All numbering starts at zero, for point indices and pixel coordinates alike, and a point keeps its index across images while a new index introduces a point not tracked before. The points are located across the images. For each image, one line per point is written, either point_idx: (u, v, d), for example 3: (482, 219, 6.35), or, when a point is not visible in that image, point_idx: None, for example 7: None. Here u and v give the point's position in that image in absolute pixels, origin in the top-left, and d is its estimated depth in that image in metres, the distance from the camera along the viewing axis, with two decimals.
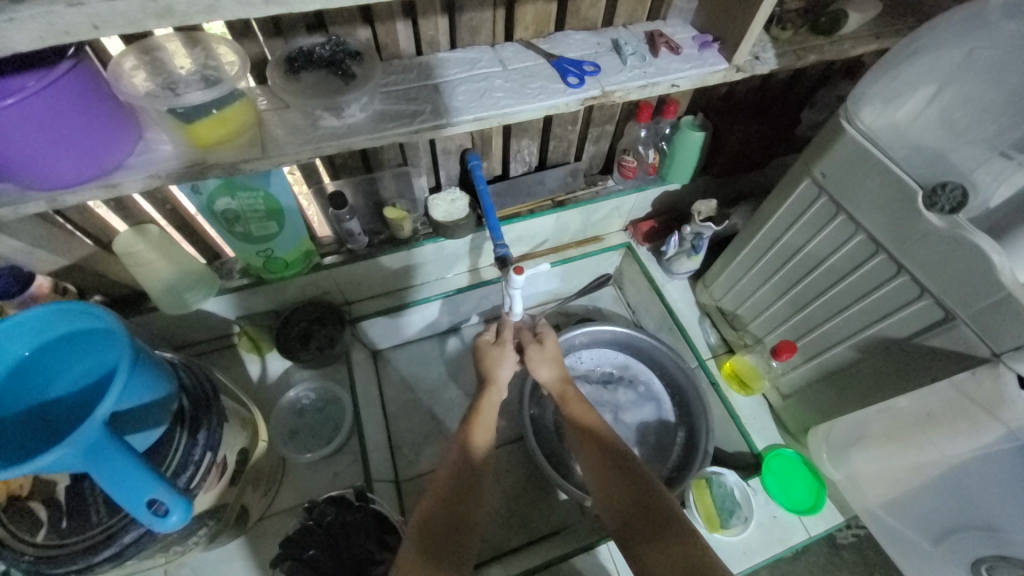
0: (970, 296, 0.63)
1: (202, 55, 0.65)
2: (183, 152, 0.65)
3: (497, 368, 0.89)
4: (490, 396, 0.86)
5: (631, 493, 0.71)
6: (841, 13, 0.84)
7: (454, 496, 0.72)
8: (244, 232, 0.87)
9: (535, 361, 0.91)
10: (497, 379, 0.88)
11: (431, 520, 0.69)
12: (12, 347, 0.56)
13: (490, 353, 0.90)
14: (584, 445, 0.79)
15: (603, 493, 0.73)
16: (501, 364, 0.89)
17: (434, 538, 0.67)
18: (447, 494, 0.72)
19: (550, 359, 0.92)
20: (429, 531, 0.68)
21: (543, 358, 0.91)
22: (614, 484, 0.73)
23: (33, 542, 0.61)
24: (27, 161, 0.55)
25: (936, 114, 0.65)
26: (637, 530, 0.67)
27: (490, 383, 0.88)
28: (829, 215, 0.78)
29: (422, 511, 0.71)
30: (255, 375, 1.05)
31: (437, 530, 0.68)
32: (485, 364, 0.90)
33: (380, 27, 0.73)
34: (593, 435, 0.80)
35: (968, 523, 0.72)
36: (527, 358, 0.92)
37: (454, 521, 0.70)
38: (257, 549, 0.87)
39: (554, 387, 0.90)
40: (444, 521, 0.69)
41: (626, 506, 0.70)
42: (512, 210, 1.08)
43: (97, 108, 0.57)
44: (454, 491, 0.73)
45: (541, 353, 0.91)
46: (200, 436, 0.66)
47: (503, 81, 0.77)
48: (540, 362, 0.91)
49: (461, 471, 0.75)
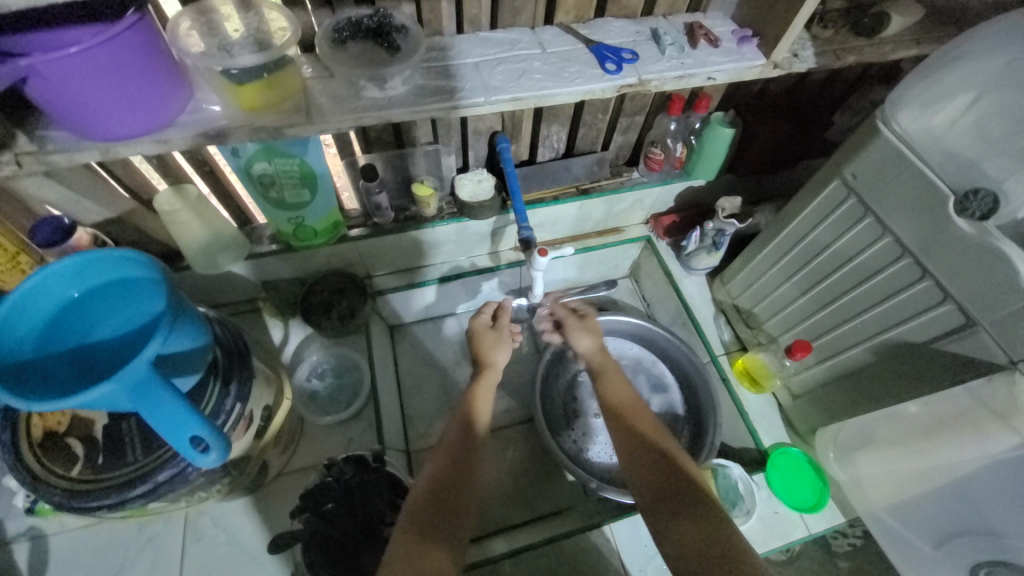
0: (992, 303, 0.64)
1: (254, 20, 0.67)
2: (230, 112, 0.67)
3: (493, 349, 0.91)
4: (487, 378, 0.88)
5: (658, 468, 0.71)
6: (883, 15, 0.84)
7: (458, 467, 0.74)
8: (278, 198, 0.90)
9: (575, 331, 0.97)
10: (495, 359, 0.91)
11: (438, 489, 0.70)
12: (60, 289, 0.59)
13: (486, 337, 0.92)
14: (616, 419, 0.80)
15: (630, 468, 0.73)
16: (500, 342, 0.93)
17: (438, 506, 0.68)
18: (454, 461, 0.74)
19: (591, 331, 0.98)
20: (433, 491, 0.70)
21: (584, 330, 0.98)
22: (647, 460, 0.72)
23: (68, 476, 0.63)
24: (88, 109, 0.58)
25: (971, 125, 0.65)
26: (661, 506, 0.66)
27: (487, 364, 0.90)
28: (857, 217, 0.78)
29: (429, 476, 0.72)
30: (278, 342, 1.07)
31: (440, 494, 0.70)
32: (480, 347, 0.92)
33: (425, 3, 0.74)
34: (628, 412, 0.81)
35: (972, 527, 0.74)
36: (567, 328, 0.98)
37: (455, 491, 0.70)
38: (273, 503, 0.91)
39: (593, 357, 0.94)
40: (445, 487, 0.71)
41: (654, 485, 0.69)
42: (536, 196, 1.10)
43: (156, 65, 0.59)
44: (460, 462, 0.74)
45: (582, 324, 0.98)
46: (231, 388, 0.68)
47: (542, 63, 0.78)
48: (581, 332, 0.97)
49: (460, 448, 0.77)
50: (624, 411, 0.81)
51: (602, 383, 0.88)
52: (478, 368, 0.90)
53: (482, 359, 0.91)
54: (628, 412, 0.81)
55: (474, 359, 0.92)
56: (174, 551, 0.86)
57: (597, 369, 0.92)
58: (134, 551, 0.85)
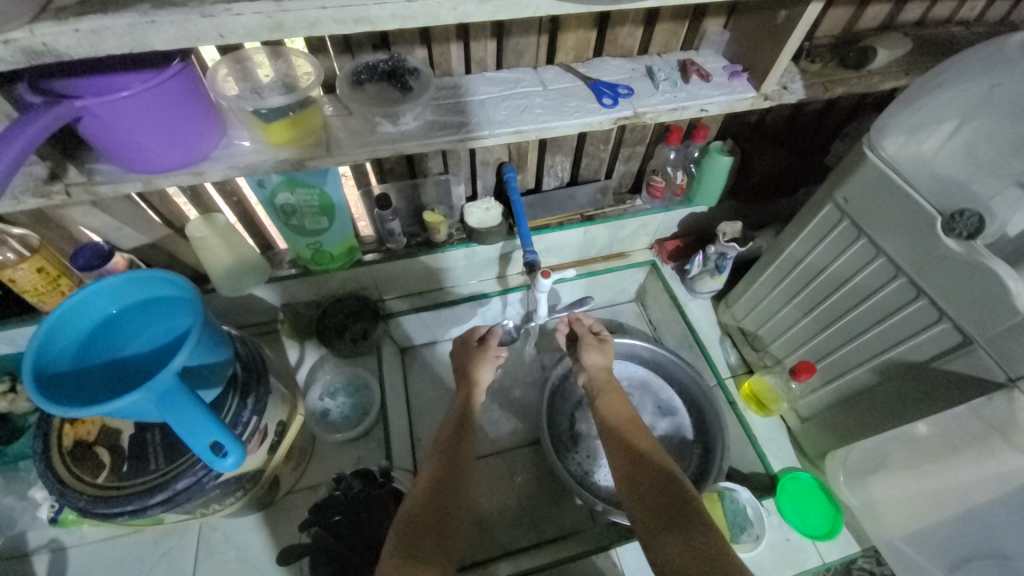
0: (987, 321, 0.65)
1: (282, 67, 0.74)
2: (258, 147, 0.74)
3: (479, 368, 0.94)
4: (474, 396, 0.91)
5: (657, 487, 0.71)
6: (869, 49, 0.89)
7: (440, 492, 0.73)
8: (299, 225, 0.96)
9: (588, 349, 0.99)
10: (481, 376, 0.93)
11: (418, 518, 0.69)
12: (101, 306, 0.65)
13: (472, 355, 0.96)
14: (615, 441, 0.81)
15: (628, 489, 0.73)
16: (486, 360, 0.95)
17: (422, 531, 0.67)
18: (435, 487, 0.74)
19: (604, 351, 0.99)
20: (431, 496, 0.73)
21: (599, 350, 0.99)
22: (644, 479, 0.73)
23: (94, 483, 0.67)
24: (135, 145, 0.65)
25: (960, 147, 0.69)
26: (655, 520, 0.67)
27: (473, 382, 0.92)
28: (851, 238, 0.80)
29: (410, 505, 0.72)
30: (293, 362, 1.12)
31: (436, 500, 0.72)
32: (469, 365, 0.95)
33: (436, 48, 0.82)
34: (630, 431, 0.82)
35: (984, 551, 0.72)
36: (582, 344, 1.00)
37: (441, 517, 0.70)
38: (284, 520, 0.93)
39: (599, 374, 0.96)
40: (430, 513, 0.70)
41: (653, 495, 0.70)
42: (542, 222, 1.15)
43: (196, 104, 0.66)
44: (440, 485, 0.75)
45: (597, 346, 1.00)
46: (248, 401, 0.72)
47: (543, 99, 0.84)
48: (592, 350, 0.99)
49: (446, 470, 0.77)
50: (623, 433, 0.82)
51: (605, 402, 0.90)
52: (466, 386, 0.92)
53: (469, 377, 0.93)
54: (632, 432, 0.82)
55: (462, 376, 0.95)
56: (188, 565, 0.88)
57: (600, 387, 0.94)
58: (150, 564, 0.88)
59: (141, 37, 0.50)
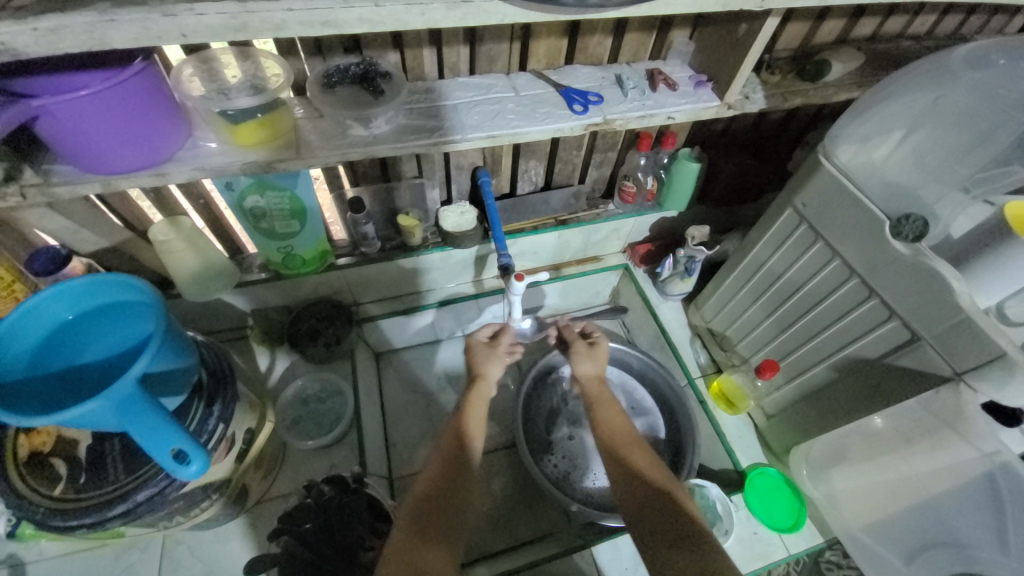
0: (932, 319, 0.69)
1: (251, 68, 0.74)
2: (225, 148, 0.73)
3: (487, 364, 0.89)
4: (479, 390, 0.87)
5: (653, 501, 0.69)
6: (824, 63, 0.94)
7: (451, 478, 0.75)
8: (268, 229, 0.94)
9: (578, 358, 0.94)
10: (489, 372, 0.89)
11: (431, 496, 0.72)
12: (57, 311, 0.62)
13: (482, 350, 0.91)
14: (610, 451, 0.79)
15: (624, 500, 0.72)
16: (493, 356, 0.91)
17: (432, 511, 0.71)
18: (448, 470, 0.75)
19: (596, 359, 0.94)
20: (419, 509, 0.71)
21: (588, 358, 0.94)
22: (640, 492, 0.71)
23: (50, 495, 0.64)
24: (92, 145, 0.63)
25: (911, 155, 0.72)
26: (654, 537, 0.65)
27: (480, 377, 0.88)
28: (809, 241, 0.84)
29: (422, 486, 0.74)
30: (263, 368, 1.09)
31: (431, 504, 0.71)
32: (476, 361, 0.90)
33: (408, 52, 0.82)
34: (624, 441, 0.79)
35: (936, 539, 0.76)
36: (572, 352, 0.96)
37: (450, 501, 0.72)
38: (252, 530, 0.90)
39: (590, 383, 0.91)
40: (439, 496, 0.72)
41: (649, 510, 0.69)
42: (517, 226, 1.16)
43: (158, 105, 0.65)
44: (452, 472, 0.75)
45: (588, 353, 0.95)
46: (214, 408, 0.70)
47: (515, 105, 0.85)
48: (584, 359, 0.94)
49: (453, 464, 0.76)
50: (619, 444, 0.79)
51: (595, 412, 0.86)
52: (471, 381, 0.88)
53: (475, 372, 0.89)
54: (625, 443, 0.79)
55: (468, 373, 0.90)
56: None
57: (589, 398, 0.89)
58: None
59: (99, 36, 0.49)
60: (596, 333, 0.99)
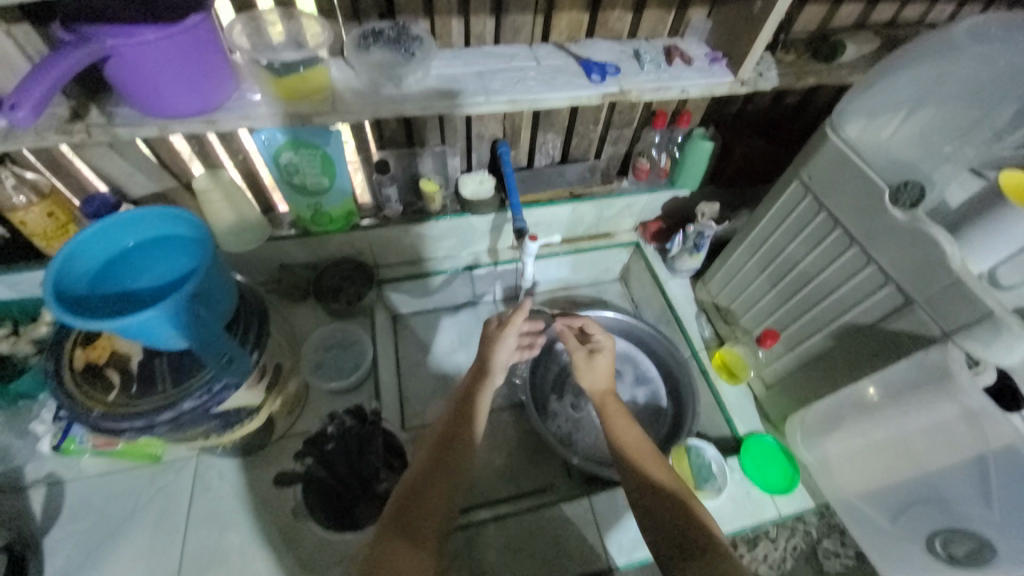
0: (925, 282, 0.72)
1: (295, 29, 0.80)
2: (269, 100, 0.79)
3: (493, 350, 0.86)
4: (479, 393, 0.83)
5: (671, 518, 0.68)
6: (838, 45, 0.97)
7: (436, 472, 0.71)
8: (300, 184, 1.02)
9: (582, 371, 0.90)
10: (495, 360, 0.85)
11: (415, 488, 0.70)
12: (118, 237, 0.70)
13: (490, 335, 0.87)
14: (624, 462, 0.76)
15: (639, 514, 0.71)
16: (500, 342, 0.87)
17: (416, 500, 0.69)
18: (432, 462, 0.73)
19: (600, 371, 0.90)
20: (402, 505, 0.68)
21: (592, 372, 0.90)
22: (655, 508, 0.70)
23: (104, 401, 0.71)
24: (154, 88, 0.69)
25: (915, 131, 0.78)
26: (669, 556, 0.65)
27: (482, 368, 0.85)
28: (813, 213, 0.88)
29: (409, 475, 0.72)
30: (289, 319, 1.16)
31: (422, 489, 0.70)
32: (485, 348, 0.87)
33: (438, 20, 0.87)
34: (638, 449, 0.77)
35: (923, 496, 0.80)
36: (574, 365, 0.92)
37: (432, 497, 0.69)
38: (275, 462, 0.97)
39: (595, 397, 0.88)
40: (426, 483, 0.70)
41: (667, 526, 0.68)
42: (533, 196, 1.20)
43: (211, 55, 0.71)
44: (441, 461, 0.73)
45: (591, 366, 0.90)
46: (250, 337, 0.77)
47: (536, 73, 0.90)
48: (586, 372, 0.90)
49: (441, 455, 0.73)
50: (634, 453, 0.77)
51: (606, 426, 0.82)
52: (475, 372, 0.85)
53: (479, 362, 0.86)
54: (638, 452, 0.77)
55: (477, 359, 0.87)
56: (183, 499, 0.93)
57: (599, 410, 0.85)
58: (146, 497, 0.93)
59: None
60: (598, 338, 0.94)
